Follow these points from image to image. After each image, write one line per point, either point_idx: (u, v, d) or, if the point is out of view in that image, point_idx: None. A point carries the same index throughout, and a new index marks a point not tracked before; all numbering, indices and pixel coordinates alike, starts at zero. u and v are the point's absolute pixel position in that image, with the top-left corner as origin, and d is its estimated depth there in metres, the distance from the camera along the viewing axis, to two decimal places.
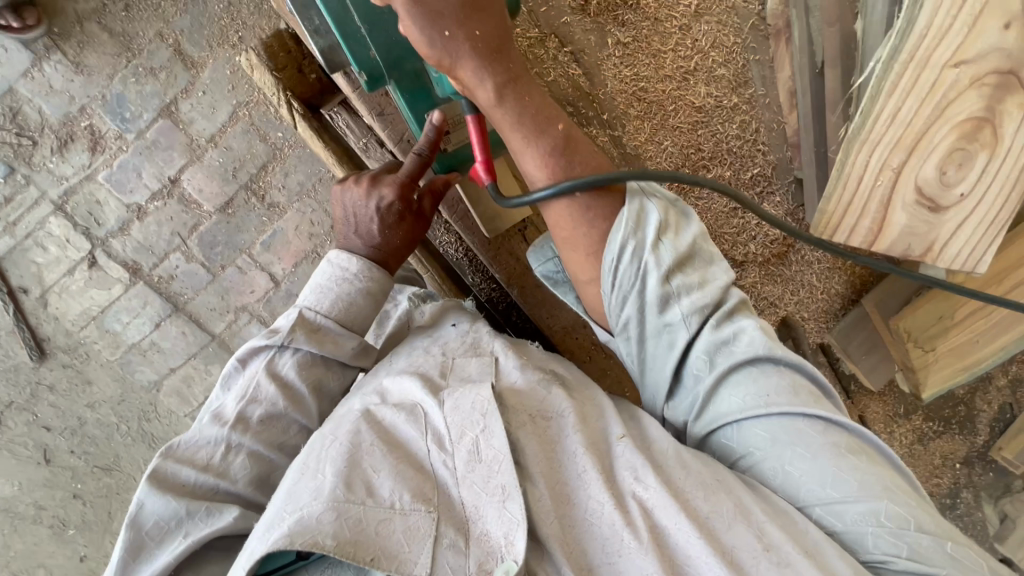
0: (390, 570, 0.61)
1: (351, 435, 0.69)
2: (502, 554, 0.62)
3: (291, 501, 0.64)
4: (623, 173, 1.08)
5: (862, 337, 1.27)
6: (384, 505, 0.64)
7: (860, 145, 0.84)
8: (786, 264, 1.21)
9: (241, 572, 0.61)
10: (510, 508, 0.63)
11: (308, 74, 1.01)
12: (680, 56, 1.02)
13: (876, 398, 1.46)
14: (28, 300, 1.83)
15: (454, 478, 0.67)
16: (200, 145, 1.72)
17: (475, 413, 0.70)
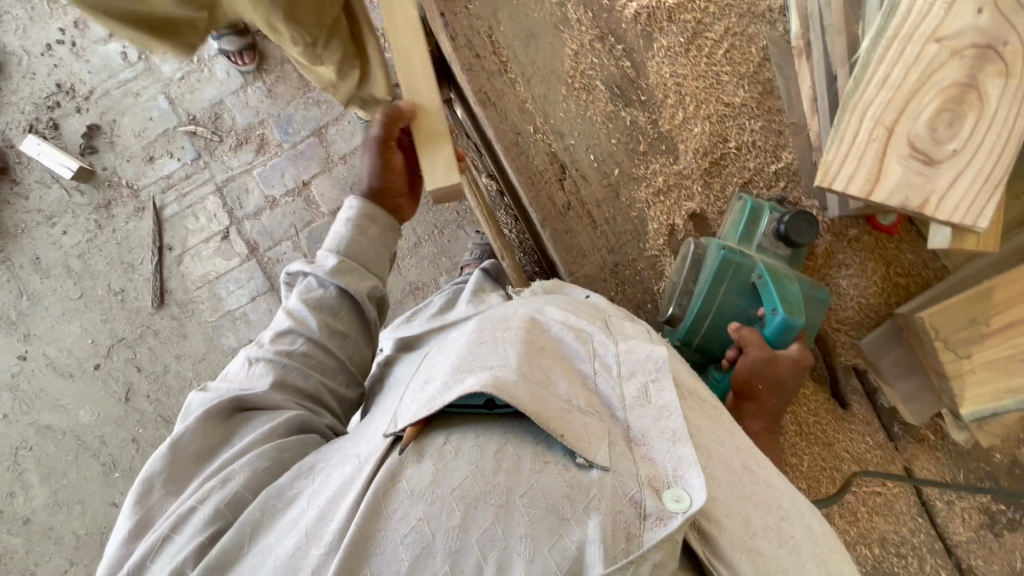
0: (575, 447, 0.64)
1: (527, 332, 0.77)
2: (668, 482, 0.65)
3: (480, 360, 0.71)
4: (655, 149, 1.27)
5: (893, 357, 1.25)
6: (562, 398, 0.69)
7: (855, 106, 0.96)
8: (811, 265, 1.27)
9: (427, 412, 0.66)
10: (680, 450, 0.67)
11: (427, 45, 1.36)
12: (713, 61, 1.25)
13: (923, 448, 1.32)
14: (169, 256, 2.25)
15: (621, 403, 0.73)
16: (333, 160, 2.22)
17: (649, 365, 0.76)
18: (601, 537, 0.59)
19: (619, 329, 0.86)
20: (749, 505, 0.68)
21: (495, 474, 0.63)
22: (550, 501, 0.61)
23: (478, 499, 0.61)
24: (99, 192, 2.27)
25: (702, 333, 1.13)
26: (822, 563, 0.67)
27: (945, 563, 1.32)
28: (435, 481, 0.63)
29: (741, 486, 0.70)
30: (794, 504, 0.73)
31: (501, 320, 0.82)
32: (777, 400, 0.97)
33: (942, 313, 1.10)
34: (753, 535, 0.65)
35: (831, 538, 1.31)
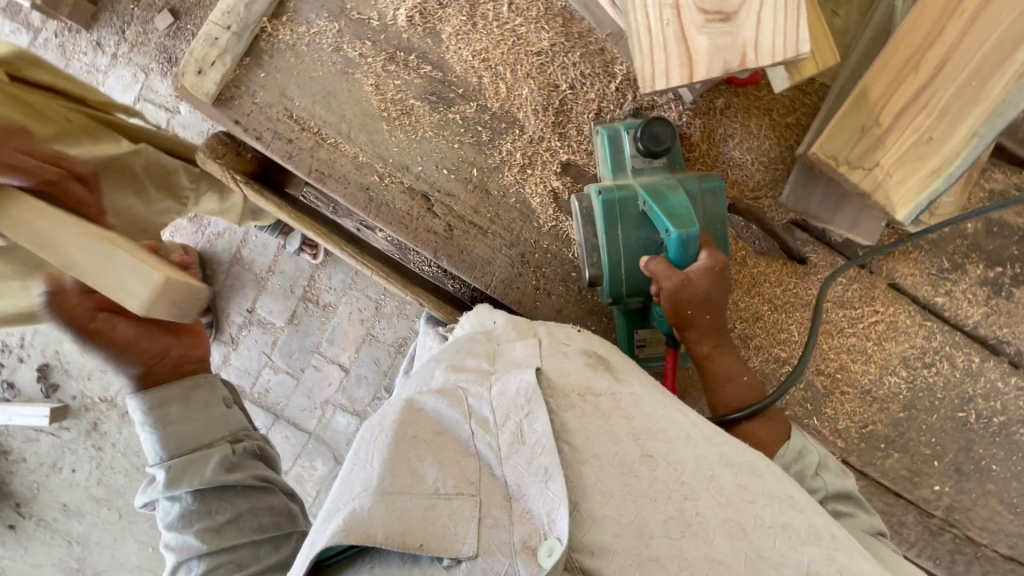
0: (438, 551, 0.62)
1: (396, 423, 0.70)
2: (546, 531, 0.62)
3: (347, 492, 0.67)
4: (498, 131, 1.22)
5: (820, 194, 1.18)
6: (428, 492, 0.65)
7: (634, 2, 0.91)
8: (702, 152, 1.22)
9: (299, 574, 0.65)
10: (553, 489, 0.63)
11: (245, 154, 1.36)
12: (503, 23, 1.20)
13: (899, 257, 1.28)
14: None
15: (498, 457, 0.68)
16: (264, 276, 2.17)
17: (519, 400, 0.70)
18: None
19: (502, 360, 0.79)
20: (647, 503, 0.65)
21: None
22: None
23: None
24: (81, 419, 2.26)
25: (626, 282, 1.09)
26: (735, 533, 0.64)
27: (972, 348, 1.29)
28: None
29: (636, 485, 0.67)
30: (700, 469, 0.68)
31: (377, 415, 0.76)
32: (714, 316, 0.94)
33: (832, 137, 1.05)
34: (649, 538, 0.63)
35: (855, 384, 1.29)
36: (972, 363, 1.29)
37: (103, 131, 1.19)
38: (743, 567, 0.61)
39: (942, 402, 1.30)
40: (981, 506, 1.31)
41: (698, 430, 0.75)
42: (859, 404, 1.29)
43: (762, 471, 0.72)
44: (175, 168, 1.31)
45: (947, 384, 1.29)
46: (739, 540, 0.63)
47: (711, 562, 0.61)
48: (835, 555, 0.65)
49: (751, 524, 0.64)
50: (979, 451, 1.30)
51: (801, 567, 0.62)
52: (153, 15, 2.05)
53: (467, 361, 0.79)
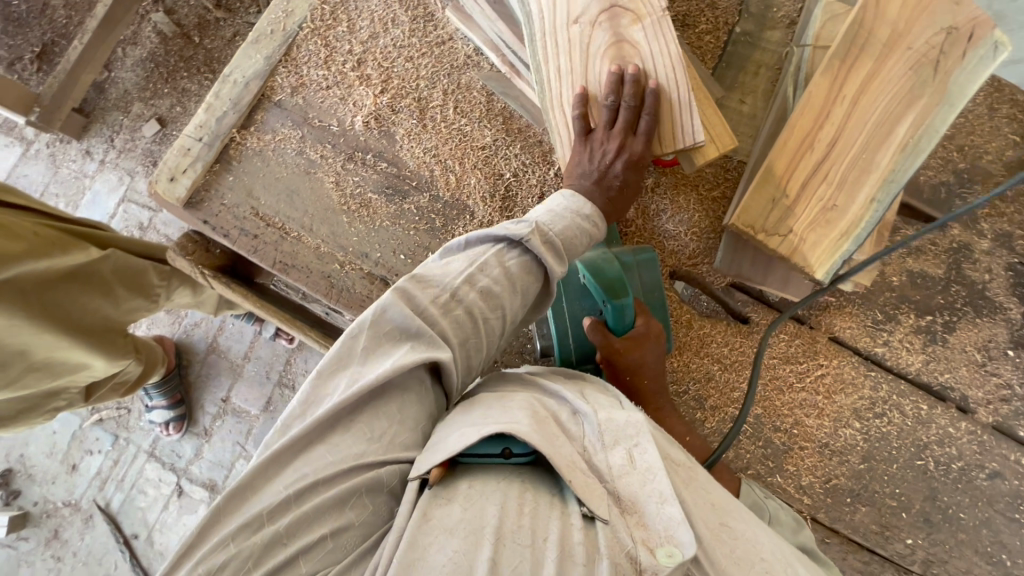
0: (583, 497, 0.67)
1: (529, 399, 0.79)
2: (660, 540, 0.67)
3: (496, 416, 0.72)
4: (451, 217, 1.33)
5: (750, 258, 1.26)
6: (569, 456, 0.71)
7: (550, 99, 1.05)
8: (639, 227, 1.32)
9: (447, 456, 0.67)
10: (668, 510, 0.69)
11: (214, 250, 1.44)
12: (450, 123, 1.34)
13: (834, 312, 1.36)
14: (138, 543, 2.11)
15: (609, 472, 0.73)
16: (240, 363, 2.19)
17: (629, 427, 0.77)
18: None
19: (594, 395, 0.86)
20: (735, 564, 0.71)
21: (518, 517, 0.64)
22: (572, 554, 0.62)
23: (501, 538, 0.62)
24: (43, 526, 2.15)
25: (575, 351, 1.14)
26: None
27: (917, 396, 1.34)
28: (460, 521, 0.63)
29: (723, 547, 0.73)
30: (776, 555, 0.75)
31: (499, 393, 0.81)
32: (649, 381, 1.01)
33: (748, 210, 1.16)
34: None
35: (812, 438, 1.31)
36: (920, 410, 1.33)
37: (72, 241, 1.22)
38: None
39: (900, 451, 1.32)
40: (957, 557, 1.29)
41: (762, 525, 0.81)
42: (818, 458, 1.31)
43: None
44: (146, 268, 1.36)
45: (900, 433, 1.32)
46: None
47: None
48: None
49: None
50: (944, 500, 1.31)
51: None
52: (141, 124, 2.22)
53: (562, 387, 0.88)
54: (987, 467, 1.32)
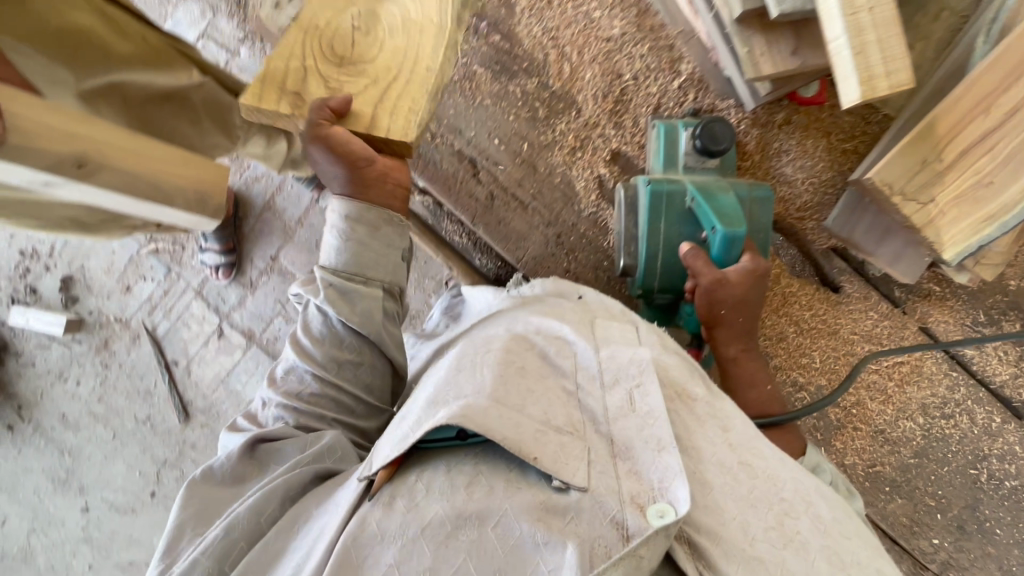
0: (551, 472, 0.68)
1: (506, 352, 0.81)
2: (656, 494, 0.68)
3: (457, 392, 0.75)
4: (554, 111, 1.23)
5: (866, 224, 1.16)
6: (537, 419, 0.73)
7: None
8: (752, 164, 1.22)
9: (394, 453, 0.72)
10: (669, 459, 0.70)
11: None
12: (577, 6, 1.20)
13: (934, 303, 1.26)
14: (178, 371, 2.10)
15: (604, 416, 0.77)
16: (292, 227, 2.04)
17: (632, 368, 0.79)
18: (579, 557, 0.63)
19: (601, 333, 0.87)
20: (747, 508, 0.70)
21: (467, 506, 0.69)
22: (524, 530, 0.66)
23: (450, 536, 0.67)
24: (94, 335, 2.14)
25: (659, 275, 1.08)
26: (833, 558, 0.67)
27: (993, 407, 1.26)
28: (405, 522, 0.69)
29: (736, 487, 0.72)
30: (799, 493, 0.72)
31: (483, 339, 0.86)
32: (746, 319, 0.94)
33: (891, 168, 1.02)
34: (751, 538, 0.68)
35: (869, 422, 1.28)
36: (991, 422, 1.26)
37: (176, 58, 1.08)
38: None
39: (955, 455, 1.27)
40: (978, 568, 1.27)
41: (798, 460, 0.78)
42: (869, 442, 1.28)
43: (852, 516, 0.74)
44: (232, 105, 1.21)
45: (962, 439, 1.27)
46: (838, 569, 0.66)
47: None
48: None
49: (845, 556, 0.67)
50: (984, 512, 1.27)
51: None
52: None
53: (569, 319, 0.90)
54: None
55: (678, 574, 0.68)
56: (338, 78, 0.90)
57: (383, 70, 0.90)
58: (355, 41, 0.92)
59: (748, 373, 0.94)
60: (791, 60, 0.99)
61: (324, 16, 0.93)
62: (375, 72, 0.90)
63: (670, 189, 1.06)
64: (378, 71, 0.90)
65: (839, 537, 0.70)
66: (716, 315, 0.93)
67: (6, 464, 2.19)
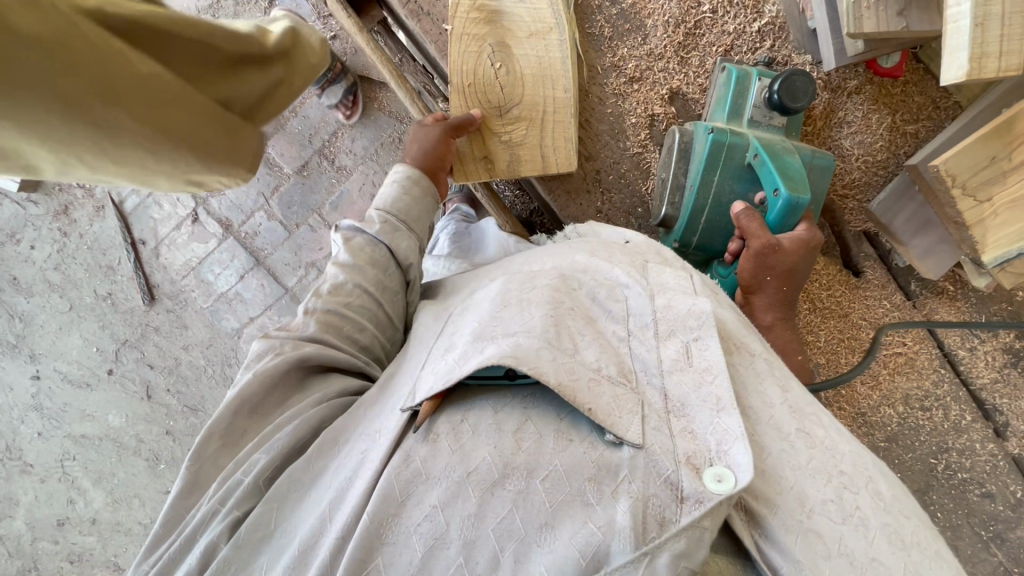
0: (604, 424, 0.55)
1: (553, 291, 0.68)
2: (712, 459, 0.55)
3: (503, 327, 0.63)
4: (619, 32, 1.12)
5: (908, 213, 1.15)
6: (590, 365, 0.60)
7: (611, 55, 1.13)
8: (813, 132, 1.16)
9: (443, 385, 0.58)
10: (725, 421, 0.57)
11: None
12: None
13: (944, 301, 1.27)
14: (145, 251, 1.95)
15: (658, 367, 0.62)
16: (284, 115, 1.84)
17: (691, 320, 0.65)
18: (631, 524, 0.50)
19: (653, 275, 0.73)
20: (806, 477, 0.59)
21: (516, 455, 0.55)
22: (573, 489, 0.53)
23: (494, 486, 0.53)
24: (52, 199, 1.95)
25: (701, 231, 1.03)
26: (896, 541, 0.56)
27: (967, 406, 1.32)
28: (451, 464, 0.55)
29: (793, 453, 0.61)
30: (857, 467, 0.63)
31: (527, 274, 0.73)
32: (787, 292, 0.93)
33: (960, 157, 0.98)
34: (810, 511, 0.57)
35: (854, 404, 1.33)
36: (962, 419, 1.33)
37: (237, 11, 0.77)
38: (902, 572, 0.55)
39: (923, 443, 1.34)
40: None
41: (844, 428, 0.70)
42: (850, 422, 1.33)
43: (907, 497, 0.66)
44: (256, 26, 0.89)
45: (932, 430, 1.33)
46: (899, 551, 0.56)
47: (872, 560, 0.55)
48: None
49: (904, 539, 0.57)
50: (932, 497, 1.35)
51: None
52: None
53: (618, 257, 0.77)
54: (985, 487, 1.34)
55: (728, 546, 0.57)
56: (503, 129, 1.08)
57: (536, 109, 1.08)
58: (503, 87, 1.07)
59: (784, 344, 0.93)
60: (894, 21, 0.92)
61: (468, 71, 1.07)
62: (531, 113, 1.08)
63: (734, 139, 0.99)
64: (530, 111, 1.08)
65: (897, 516, 0.59)
66: (757, 280, 0.91)
67: None
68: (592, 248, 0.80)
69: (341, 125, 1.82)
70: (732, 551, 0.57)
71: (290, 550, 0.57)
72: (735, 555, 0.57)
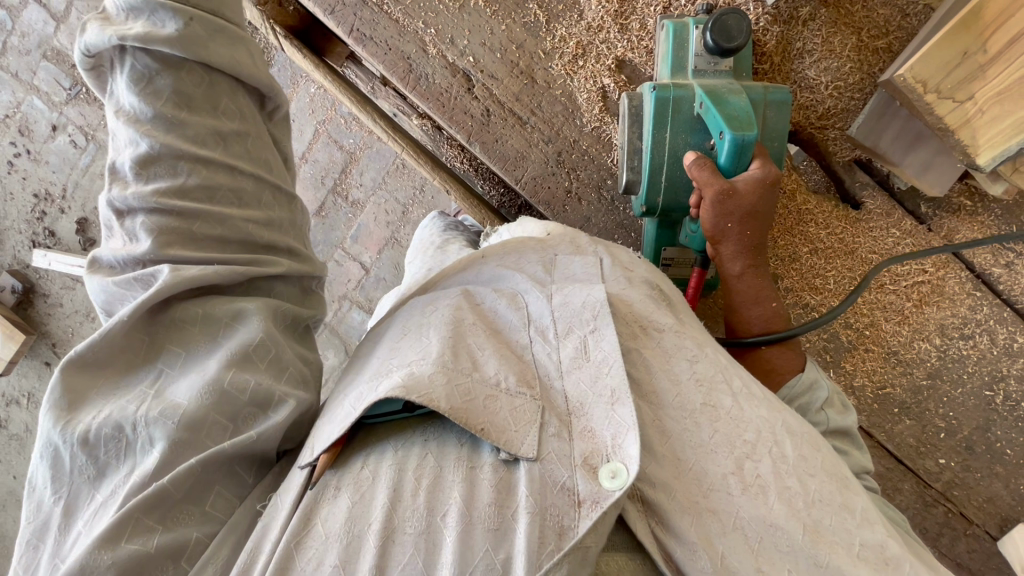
0: (497, 443, 0.58)
1: (453, 311, 0.70)
2: (608, 454, 0.58)
3: (399, 358, 0.65)
4: (554, 14, 1.13)
5: (895, 130, 1.08)
6: (489, 381, 0.62)
7: (551, 35, 1.14)
8: (775, 68, 1.11)
9: (337, 433, 0.60)
10: (619, 413, 0.60)
11: (287, 7, 1.37)
12: None
13: (965, 219, 1.16)
14: None
15: (558, 370, 0.65)
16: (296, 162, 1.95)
17: (586, 313, 0.68)
18: (528, 547, 0.53)
19: (560, 271, 0.78)
20: (706, 453, 0.61)
21: (414, 497, 0.57)
22: (477, 515, 0.55)
23: (395, 533, 0.56)
24: None
25: (664, 190, 1.01)
26: (794, 501, 0.58)
27: (1016, 327, 1.19)
28: (351, 519, 0.57)
29: (695, 432, 0.62)
30: (763, 433, 0.62)
31: (430, 297, 0.75)
32: (754, 233, 0.89)
33: (926, 62, 0.92)
34: (708, 489, 0.59)
35: (881, 343, 1.24)
36: (1013, 342, 1.19)
37: None
38: (801, 536, 0.56)
39: (971, 375, 1.22)
40: (974, 496, 1.24)
41: (760, 391, 0.67)
42: (881, 363, 1.24)
43: (827, 455, 0.64)
44: None
45: (979, 359, 1.21)
46: (799, 514, 0.57)
47: (766, 526, 0.57)
48: (890, 541, 0.58)
49: (807, 499, 0.58)
50: (995, 434, 1.22)
51: (852, 549, 0.57)
52: None
53: (523, 264, 0.79)
54: None
55: (626, 542, 0.58)
56: None
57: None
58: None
59: (762, 295, 0.91)
60: None
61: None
62: None
63: (679, 92, 0.97)
64: None
65: (802, 477, 0.60)
66: (721, 231, 0.89)
67: None
68: (502, 260, 0.80)
69: (348, 161, 1.91)
70: (630, 546, 0.58)
71: None
72: (635, 549, 0.58)
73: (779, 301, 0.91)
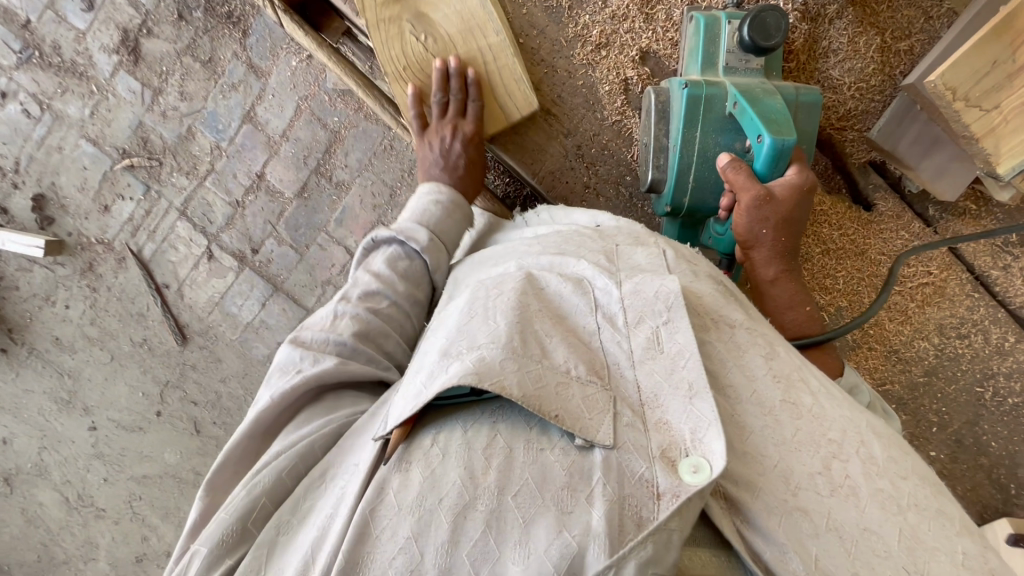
0: (574, 430, 0.56)
1: (519, 295, 0.67)
2: (687, 449, 0.56)
3: (467, 339, 0.62)
4: None
5: (913, 134, 1.08)
6: (559, 368, 0.60)
7: (573, 22, 1.09)
8: (801, 66, 1.09)
9: (410, 411, 0.59)
10: (700, 407, 0.58)
11: None
12: None
13: (968, 223, 1.18)
14: (170, 294, 2.01)
15: (629, 359, 0.63)
16: (276, 140, 1.82)
17: (659, 303, 0.65)
18: (606, 530, 0.51)
19: (625, 262, 0.73)
20: (791, 451, 0.60)
21: (485, 475, 0.55)
22: (548, 494, 0.54)
23: (467, 509, 0.54)
24: (78, 258, 2.01)
25: (691, 190, 0.99)
26: (886, 503, 0.58)
27: (1008, 327, 1.24)
28: (423, 492, 0.55)
29: (777, 428, 0.61)
30: (848, 433, 0.63)
31: (493, 280, 0.72)
32: (787, 240, 0.89)
33: (956, 69, 0.91)
34: (795, 487, 0.58)
35: (885, 341, 1.27)
36: (1005, 341, 1.25)
37: None
38: (896, 540, 0.56)
39: (965, 373, 1.27)
40: (969, 479, 1.30)
41: (836, 391, 0.68)
42: (883, 361, 1.28)
43: (909, 455, 0.66)
44: None
45: (973, 357, 1.26)
46: (894, 516, 0.58)
47: (862, 530, 0.56)
48: (984, 549, 0.60)
49: (900, 502, 0.59)
50: (983, 427, 1.29)
51: (955, 556, 0.57)
52: None
53: (585, 249, 0.76)
54: None
55: (709, 538, 0.57)
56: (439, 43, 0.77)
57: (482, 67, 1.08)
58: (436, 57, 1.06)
59: (793, 301, 0.90)
60: None
61: (399, 57, 1.06)
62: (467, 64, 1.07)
63: (711, 90, 0.94)
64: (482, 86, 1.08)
65: (893, 480, 0.60)
66: (755, 237, 0.88)
67: (7, 386, 2.16)
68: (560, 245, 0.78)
69: (332, 141, 1.79)
70: (714, 543, 0.56)
71: (292, 566, 0.58)
72: (718, 546, 0.57)
73: (810, 307, 0.91)
